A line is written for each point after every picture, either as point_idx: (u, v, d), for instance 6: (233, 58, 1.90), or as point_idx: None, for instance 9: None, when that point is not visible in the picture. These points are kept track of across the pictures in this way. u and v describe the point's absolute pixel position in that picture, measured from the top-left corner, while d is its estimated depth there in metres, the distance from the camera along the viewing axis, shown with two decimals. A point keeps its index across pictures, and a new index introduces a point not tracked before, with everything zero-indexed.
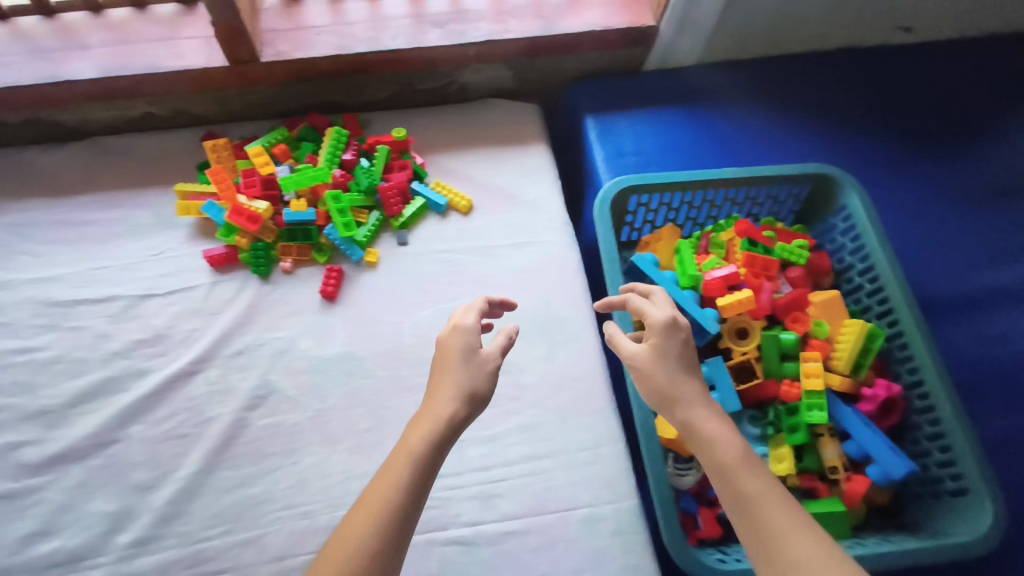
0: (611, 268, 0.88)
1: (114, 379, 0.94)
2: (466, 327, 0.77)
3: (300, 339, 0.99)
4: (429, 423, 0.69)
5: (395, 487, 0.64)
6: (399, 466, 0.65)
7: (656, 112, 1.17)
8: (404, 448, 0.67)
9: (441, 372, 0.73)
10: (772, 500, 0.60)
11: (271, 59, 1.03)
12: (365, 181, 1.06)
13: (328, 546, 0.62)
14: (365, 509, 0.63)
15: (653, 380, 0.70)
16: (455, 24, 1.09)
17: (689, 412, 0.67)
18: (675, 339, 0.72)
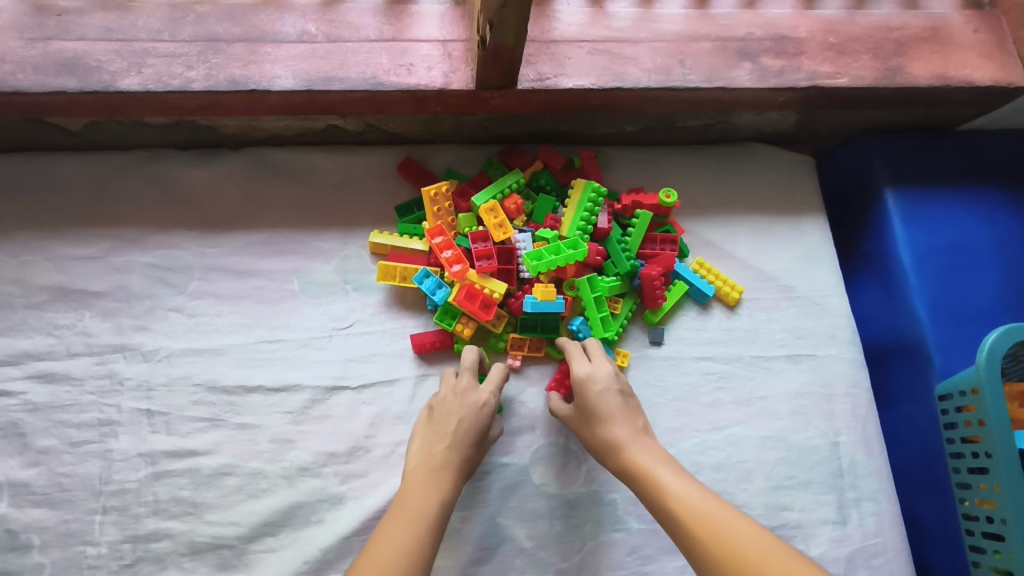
0: (1007, 465, 0.68)
1: (302, 506, 0.72)
2: (468, 389, 0.73)
3: (535, 468, 0.77)
4: (437, 481, 0.66)
5: (404, 541, 0.59)
6: (408, 519, 0.62)
7: (975, 195, 0.91)
8: (408, 498, 0.64)
9: (438, 434, 0.70)
10: (700, 506, 0.59)
11: (532, 87, 0.75)
12: (625, 262, 0.81)
13: None
14: (373, 561, 0.58)
15: (586, 435, 0.71)
16: (770, 59, 0.81)
17: (620, 454, 0.67)
18: (605, 391, 0.71)
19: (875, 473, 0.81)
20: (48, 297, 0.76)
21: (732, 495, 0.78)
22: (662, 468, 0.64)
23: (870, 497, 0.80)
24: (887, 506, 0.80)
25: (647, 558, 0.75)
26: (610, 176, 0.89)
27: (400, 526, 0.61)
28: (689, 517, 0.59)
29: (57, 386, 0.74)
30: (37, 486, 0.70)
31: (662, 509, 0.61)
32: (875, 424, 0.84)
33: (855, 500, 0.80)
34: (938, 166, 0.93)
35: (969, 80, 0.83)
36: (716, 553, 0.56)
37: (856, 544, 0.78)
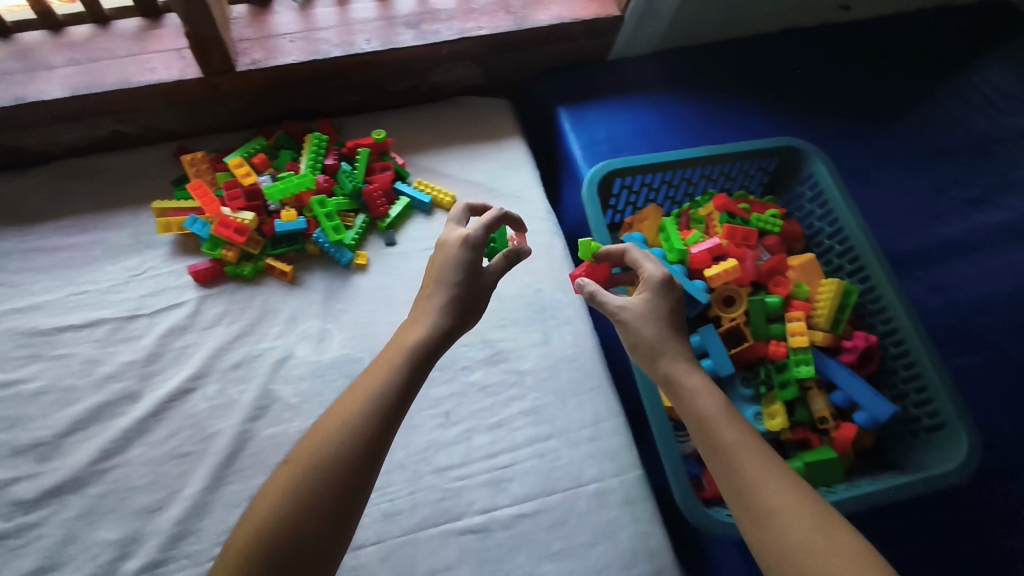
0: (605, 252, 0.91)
1: (108, 404, 0.92)
2: (469, 240, 0.80)
3: (297, 346, 0.98)
4: (427, 317, 0.75)
5: (385, 380, 0.69)
6: (387, 358, 0.71)
7: (623, 101, 1.21)
8: (389, 354, 0.72)
9: (432, 280, 0.78)
10: (752, 465, 0.64)
11: (247, 68, 1.03)
12: (349, 184, 1.06)
13: (315, 428, 0.66)
14: (339, 404, 0.67)
15: (641, 333, 0.76)
16: (426, 25, 1.11)
17: (671, 365, 0.74)
18: (653, 294, 0.78)
19: (570, 305, 1.05)
20: None
21: (456, 337, 1.01)
22: (718, 417, 0.69)
23: (567, 321, 1.03)
24: (581, 325, 1.03)
25: None
26: (345, 135, 1.16)
27: (363, 392, 0.68)
28: (748, 474, 0.64)
29: None
30: None
31: (721, 460, 0.66)
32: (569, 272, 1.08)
33: (556, 325, 1.03)
34: (595, 86, 1.22)
35: (576, 17, 1.14)
36: (774, 513, 0.61)
37: (558, 355, 1.01)
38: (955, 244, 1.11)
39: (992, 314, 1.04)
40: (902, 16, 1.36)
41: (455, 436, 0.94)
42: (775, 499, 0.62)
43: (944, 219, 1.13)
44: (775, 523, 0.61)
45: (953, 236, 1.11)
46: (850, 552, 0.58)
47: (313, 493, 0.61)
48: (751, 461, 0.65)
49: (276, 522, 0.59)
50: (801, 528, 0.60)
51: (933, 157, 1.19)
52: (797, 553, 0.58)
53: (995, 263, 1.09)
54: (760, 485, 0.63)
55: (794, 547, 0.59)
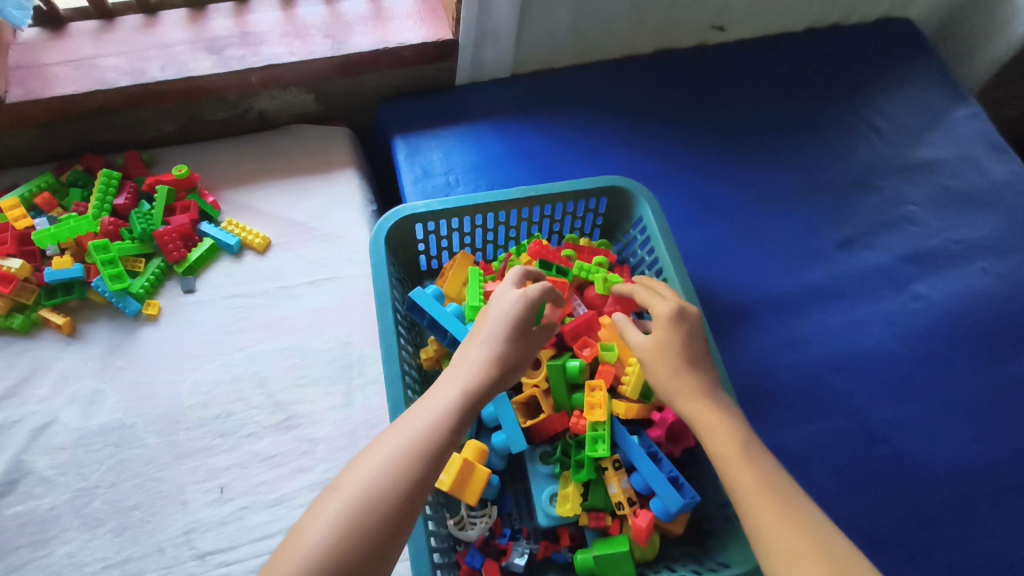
0: (381, 312, 0.80)
1: None
2: (533, 292, 0.70)
3: (63, 411, 0.88)
4: (463, 369, 0.65)
5: (442, 418, 0.59)
6: (444, 396, 0.62)
7: (467, 130, 1.11)
8: (441, 391, 0.62)
9: (487, 328, 0.68)
10: (785, 503, 0.57)
11: (19, 100, 0.94)
12: (139, 227, 0.97)
13: (348, 471, 0.56)
14: (405, 426, 0.59)
15: (657, 371, 0.69)
16: (233, 50, 1.01)
17: (689, 400, 0.66)
18: (677, 330, 0.71)
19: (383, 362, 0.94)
20: None
21: (246, 399, 0.91)
22: (751, 452, 0.61)
23: (375, 380, 0.93)
24: None
25: (163, 465, 0.86)
26: (157, 170, 1.05)
27: (424, 415, 0.60)
28: (761, 521, 0.57)
29: None
30: None
31: (741, 503, 0.59)
32: None
33: (362, 386, 0.92)
34: (439, 113, 1.12)
35: (404, 40, 1.04)
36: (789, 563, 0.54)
37: (359, 421, 0.90)
38: (822, 289, 0.99)
39: (849, 372, 0.93)
40: (790, 35, 1.26)
41: (228, 514, 0.84)
42: (786, 557, 0.54)
43: (810, 261, 1.02)
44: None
45: (817, 282, 1.00)
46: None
47: (360, 544, 0.51)
48: (790, 500, 0.57)
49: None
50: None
51: (805, 193, 1.08)
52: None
53: (861, 312, 0.98)
54: (771, 529, 0.56)
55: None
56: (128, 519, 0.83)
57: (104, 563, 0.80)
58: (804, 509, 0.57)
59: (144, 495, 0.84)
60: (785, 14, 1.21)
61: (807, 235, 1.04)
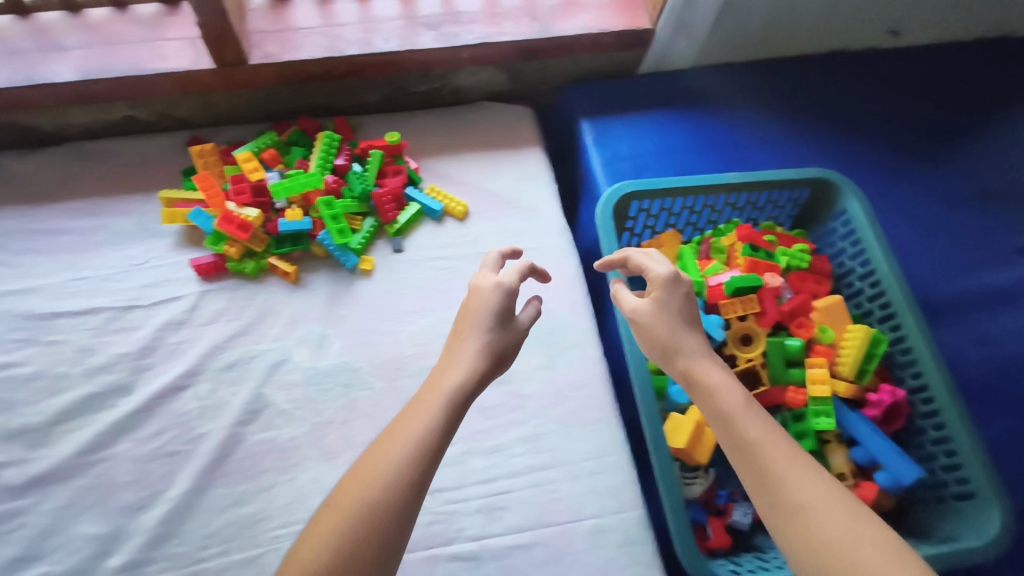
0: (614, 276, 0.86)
1: (99, 395, 0.90)
2: (507, 288, 0.78)
3: (295, 350, 0.96)
4: (475, 366, 0.72)
5: (430, 420, 0.66)
6: (433, 397, 0.68)
7: (652, 117, 1.16)
8: (429, 396, 0.68)
9: (470, 323, 0.75)
10: (784, 455, 0.60)
11: (260, 62, 1.00)
12: (358, 187, 1.03)
13: (350, 473, 0.63)
14: (395, 432, 0.65)
15: (654, 332, 0.72)
16: (449, 27, 1.07)
17: (688, 361, 0.69)
18: (681, 293, 0.73)
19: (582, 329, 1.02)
20: None
21: None
22: (742, 415, 0.64)
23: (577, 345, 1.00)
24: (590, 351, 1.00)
25: (388, 408, 0.93)
26: (362, 135, 1.12)
27: (431, 421, 0.66)
28: (777, 474, 0.59)
29: None
30: None
31: (748, 457, 0.61)
32: (583, 294, 1.05)
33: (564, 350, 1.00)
34: (625, 97, 1.17)
35: (605, 27, 1.09)
36: (802, 516, 0.57)
37: (563, 381, 0.98)
38: (1003, 292, 1.03)
39: None
40: (958, 43, 1.28)
41: (452, 457, 0.92)
42: (806, 508, 0.57)
43: (989, 265, 1.05)
44: (807, 524, 0.56)
45: (1000, 284, 1.03)
46: (882, 546, 0.53)
47: (365, 540, 0.58)
48: (770, 456, 0.60)
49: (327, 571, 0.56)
50: (832, 524, 0.55)
51: (980, 199, 1.12)
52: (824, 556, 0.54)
53: None
54: (791, 479, 0.58)
55: (829, 545, 0.54)
56: (362, 453, 0.90)
57: None
58: (796, 461, 0.60)
59: (375, 433, 0.92)
60: (959, 23, 1.23)
61: (983, 238, 1.08)
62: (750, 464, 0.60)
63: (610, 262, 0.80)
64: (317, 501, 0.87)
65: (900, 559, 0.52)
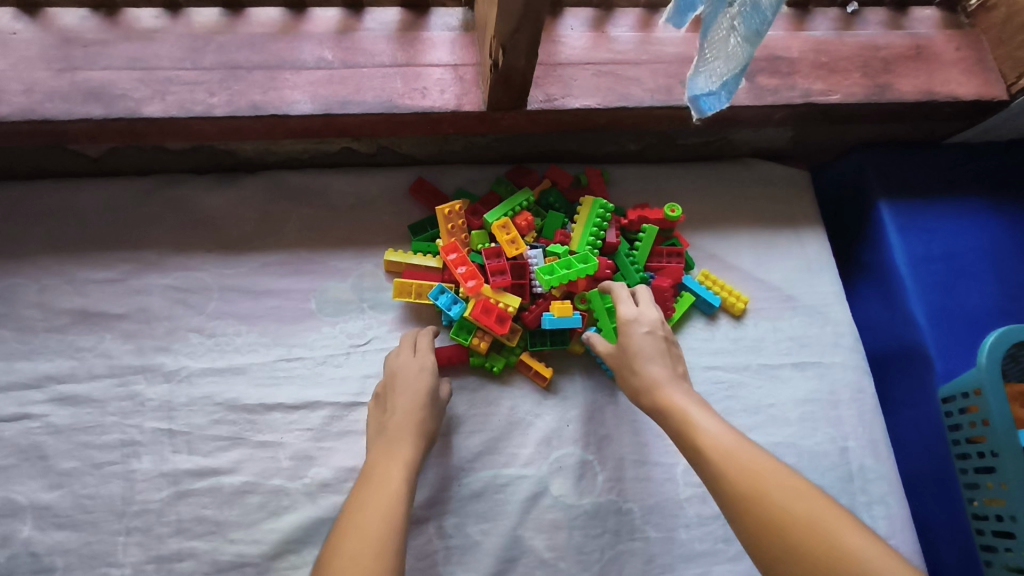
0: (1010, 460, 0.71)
1: (324, 522, 0.73)
2: (432, 368, 0.75)
3: (552, 480, 0.78)
4: (405, 440, 0.68)
5: (398, 489, 0.63)
6: (399, 466, 0.66)
7: (965, 205, 0.95)
8: (385, 469, 0.65)
9: (400, 401, 0.72)
10: (739, 450, 0.59)
11: (541, 108, 0.78)
12: (633, 275, 0.83)
13: (332, 544, 0.57)
14: (369, 500, 0.61)
15: (624, 371, 0.73)
16: (766, 77, 0.85)
17: (655, 392, 0.69)
18: (646, 334, 0.73)
19: (885, 476, 0.83)
20: (69, 321, 0.77)
21: None
22: (701, 420, 0.63)
23: (881, 500, 0.82)
24: (898, 509, 0.82)
25: (667, 565, 0.76)
26: (615, 191, 0.92)
27: (382, 489, 0.62)
28: (728, 469, 0.58)
29: (78, 409, 0.74)
30: (60, 509, 0.70)
31: (705, 459, 0.60)
32: (882, 429, 0.86)
33: (867, 504, 0.82)
34: (930, 177, 0.97)
35: (954, 95, 0.87)
36: (750, 502, 0.55)
37: None
38: None
39: None
40: None
41: None
42: (758, 490, 0.55)
43: None
44: (756, 508, 0.54)
45: None
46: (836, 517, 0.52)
47: None
48: (730, 451, 0.59)
49: None
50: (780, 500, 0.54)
51: None
52: (783, 533, 0.52)
53: None
54: (736, 469, 0.57)
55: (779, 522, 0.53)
56: None
57: None
58: (751, 451, 0.59)
59: None
60: None
61: None
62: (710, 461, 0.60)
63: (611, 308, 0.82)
64: None
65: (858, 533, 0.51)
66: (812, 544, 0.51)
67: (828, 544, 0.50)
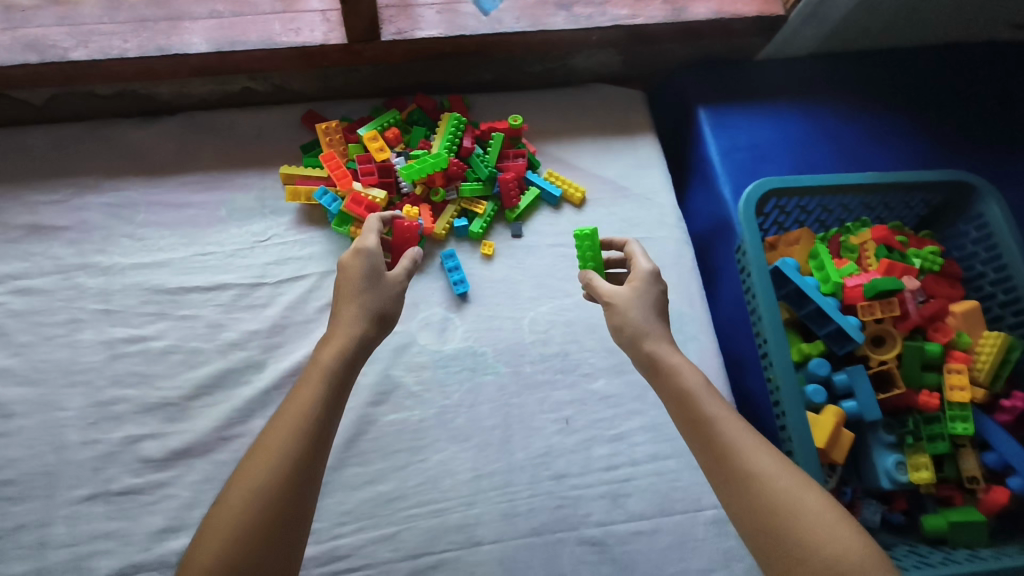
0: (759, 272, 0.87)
1: (232, 371, 0.91)
2: (373, 255, 0.78)
3: (419, 334, 0.96)
4: (335, 344, 0.71)
5: (310, 404, 0.65)
6: (315, 378, 0.67)
7: (771, 107, 1.13)
8: (308, 379, 0.68)
9: (345, 295, 0.75)
10: (740, 439, 0.63)
11: (393, 38, 0.98)
12: (483, 170, 1.02)
13: (247, 459, 0.63)
14: (283, 418, 0.64)
15: (623, 315, 0.75)
16: (579, 7, 1.04)
17: (654, 345, 0.72)
18: (659, 290, 0.79)
19: (697, 321, 1.02)
20: (22, 233, 0.96)
21: (580, 340, 0.98)
22: (704, 396, 0.67)
23: (693, 337, 1.00)
24: (706, 342, 1.00)
25: (514, 393, 0.94)
26: (475, 113, 1.10)
27: (295, 408, 0.65)
28: (733, 460, 0.62)
29: (31, 297, 0.93)
30: (18, 371, 0.89)
31: (709, 437, 0.65)
32: (697, 285, 1.04)
33: (682, 340, 1.00)
34: (740, 87, 1.14)
35: (738, 13, 1.07)
36: (752, 498, 0.60)
37: None
38: None
39: None
40: None
41: (575, 444, 0.92)
42: (760, 483, 0.60)
43: None
44: (761, 501, 0.60)
45: None
46: (830, 519, 0.58)
47: (262, 524, 0.59)
48: (738, 438, 0.63)
49: (240, 540, 0.58)
50: (781, 493, 0.59)
51: None
52: (782, 523, 0.58)
53: None
54: (743, 454, 0.62)
55: (778, 518, 0.58)
56: (490, 437, 0.91)
57: (474, 474, 0.89)
58: (756, 441, 0.63)
59: (502, 418, 0.92)
60: None
61: None
62: (715, 436, 0.64)
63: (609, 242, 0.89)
64: (448, 483, 0.88)
65: (847, 535, 0.57)
66: (805, 541, 0.57)
67: (816, 545, 0.56)
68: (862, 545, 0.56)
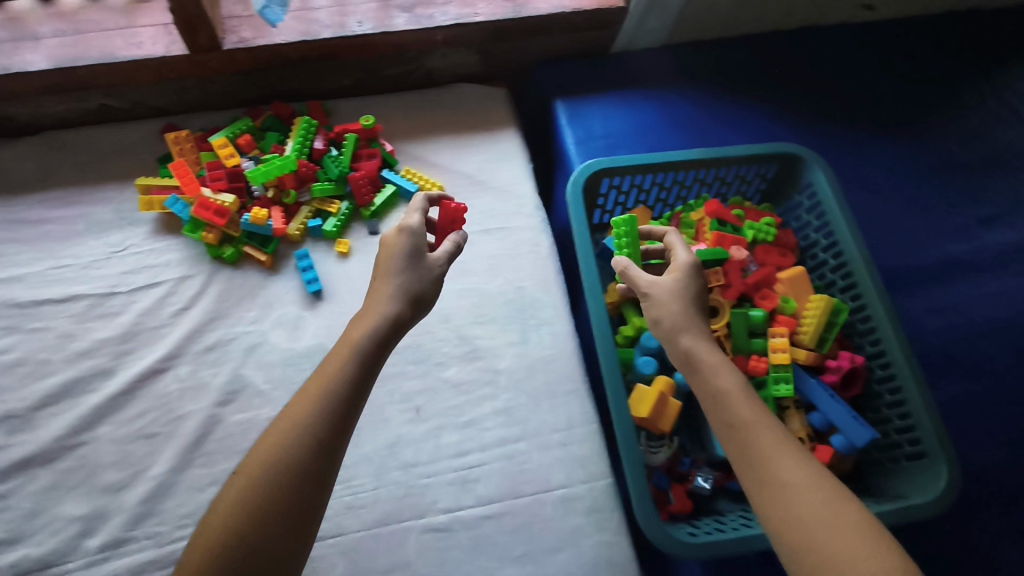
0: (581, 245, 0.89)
1: (80, 380, 0.92)
2: (410, 231, 0.75)
3: (271, 333, 0.97)
4: (375, 322, 0.68)
5: (336, 375, 0.64)
6: (340, 351, 0.66)
7: (624, 96, 1.15)
8: (339, 349, 0.66)
9: (381, 273, 0.73)
10: (781, 443, 0.63)
11: (234, 47, 1.01)
12: (335, 170, 1.05)
13: (269, 428, 0.63)
14: (307, 388, 0.64)
15: (667, 308, 0.74)
16: (422, 8, 1.08)
17: (691, 342, 0.71)
18: (695, 282, 0.76)
19: (552, 305, 1.03)
20: None
21: (433, 330, 1.00)
22: (735, 398, 0.66)
23: (547, 322, 1.02)
24: (560, 326, 1.02)
25: None
26: (334, 118, 1.13)
27: (334, 378, 0.64)
28: (762, 465, 0.61)
29: None
30: None
31: (748, 439, 0.64)
32: (555, 271, 1.06)
33: (536, 325, 1.01)
34: (595, 77, 1.17)
35: (579, 6, 1.10)
36: (786, 503, 0.59)
37: (534, 356, 0.99)
38: (965, 263, 1.06)
39: (991, 340, 1.00)
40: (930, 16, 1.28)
41: (424, 432, 0.93)
42: (790, 488, 0.60)
43: (954, 236, 1.08)
44: (788, 507, 0.59)
45: (960, 255, 1.06)
46: (861, 529, 0.57)
47: (276, 505, 0.58)
48: (783, 440, 0.63)
49: (243, 520, 0.58)
50: (813, 505, 0.58)
51: (945, 171, 1.14)
52: (814, 529, 0.57)
53: (1001, 286, 1.04)
54: (777, 456, 0.61)
55: (804, 527, 0.57)
56: None
57: None
58: (788, 444, 0.63)
59: None
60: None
61: (947, 211, 1.10)
62: (745, 439, 0.64)
63: (649, 233, 0.86)
64: None
65: (874, 545, 0.56)
66: (831, 550, 0.56)
67: (844, 556, 0.55)
68: (885, 556, 0.55)
